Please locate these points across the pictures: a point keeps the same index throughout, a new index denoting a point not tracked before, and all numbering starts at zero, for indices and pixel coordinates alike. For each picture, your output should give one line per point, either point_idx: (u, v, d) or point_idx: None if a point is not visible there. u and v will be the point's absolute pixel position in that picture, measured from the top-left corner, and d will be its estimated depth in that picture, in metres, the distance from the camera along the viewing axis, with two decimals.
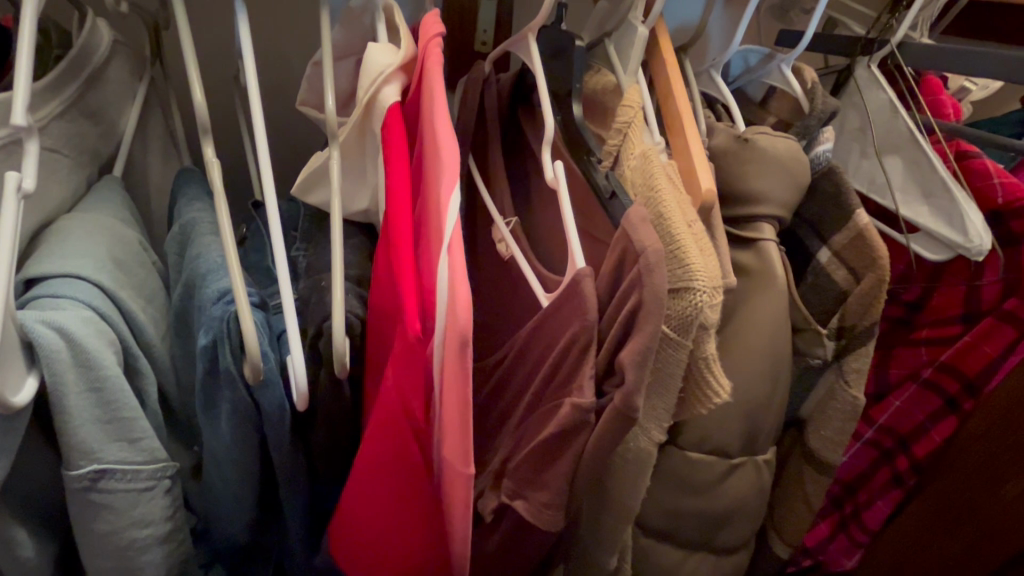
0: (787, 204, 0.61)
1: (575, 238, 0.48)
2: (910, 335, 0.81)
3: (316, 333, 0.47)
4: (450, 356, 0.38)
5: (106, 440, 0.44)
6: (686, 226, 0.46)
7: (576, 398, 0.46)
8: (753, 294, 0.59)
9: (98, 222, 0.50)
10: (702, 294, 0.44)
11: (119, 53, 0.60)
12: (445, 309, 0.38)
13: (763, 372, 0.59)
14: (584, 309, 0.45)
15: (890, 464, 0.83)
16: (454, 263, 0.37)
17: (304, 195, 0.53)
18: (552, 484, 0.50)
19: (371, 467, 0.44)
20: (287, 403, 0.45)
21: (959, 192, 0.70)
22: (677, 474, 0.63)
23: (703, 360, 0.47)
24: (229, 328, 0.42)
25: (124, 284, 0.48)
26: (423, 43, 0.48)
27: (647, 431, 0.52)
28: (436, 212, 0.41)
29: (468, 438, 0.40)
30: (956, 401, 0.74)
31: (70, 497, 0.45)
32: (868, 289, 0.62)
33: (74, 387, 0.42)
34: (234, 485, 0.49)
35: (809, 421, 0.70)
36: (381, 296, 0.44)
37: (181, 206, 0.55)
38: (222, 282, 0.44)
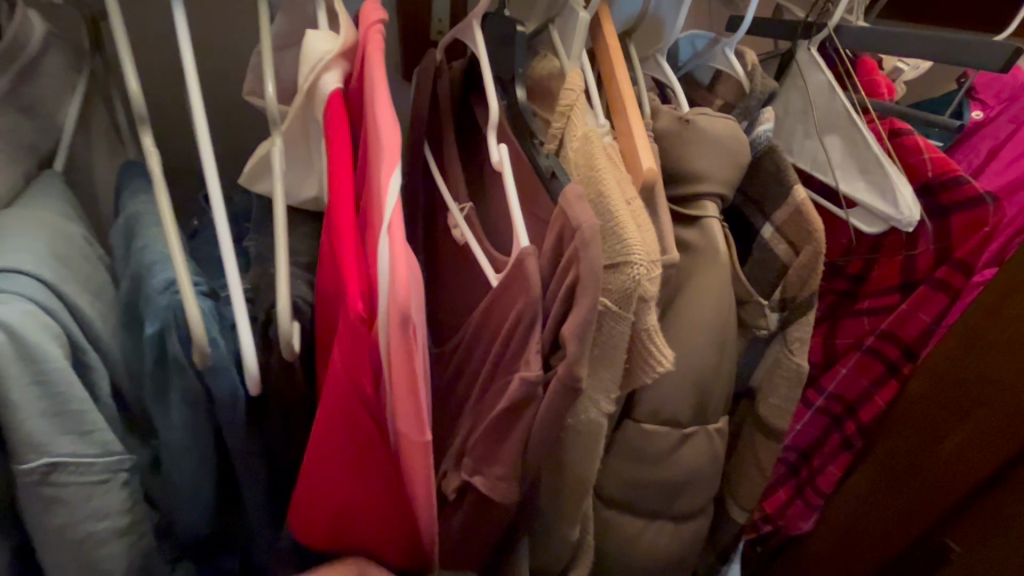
0: (728, 182, 0.63)
1: (520, 219, 0.49)
2: (853, 308, 0.85)
3: (269, 320, 0.48)
4: (393, 335, 0.39)
5: (56, 434, 0.44)
6: (625, 203, 0.48)
7: (524, 372, 0.47)
8: (696, 268, 0.62)
9: (39, 218, 0.50)
10: (639, 268, 0.46)
11: (55, 45, 0.59)
12: (385, 290, 0.38)
13: (708, 344, 0.61)
14: (529, 287, 0.46)
15: (841, 430, 0.87)
16: (393, 243, 0.38)
17: (250, 185, 0.53)
18: (506, 457, 0.52)
19: (324, 447, 0.44)
20: (239, 389, 0.45)
21: (891, 166, 0.73)
22: (634, 447, 0.65)
23: (644, 331, 0.49)
24: (176, 316, 0.43)
25: (69, 279, 0.48)
26: (363, 29, 0.49)
27: (595, 402, 0.53)
28: (376, 194, 0.41)
29: (419, 414, 0.41)
30: (896, 366, 0.79)
31: (23, 493, 0.45)
32: (805, 260, 0.65)
33: (19, 381, 0.42)
34: (192, 474, 0.49)
35: (758, 390, 0.73)
36: (327, 281, 0.44)
37: (125, 200, 0.55)
38: (168, 272, 0.44)
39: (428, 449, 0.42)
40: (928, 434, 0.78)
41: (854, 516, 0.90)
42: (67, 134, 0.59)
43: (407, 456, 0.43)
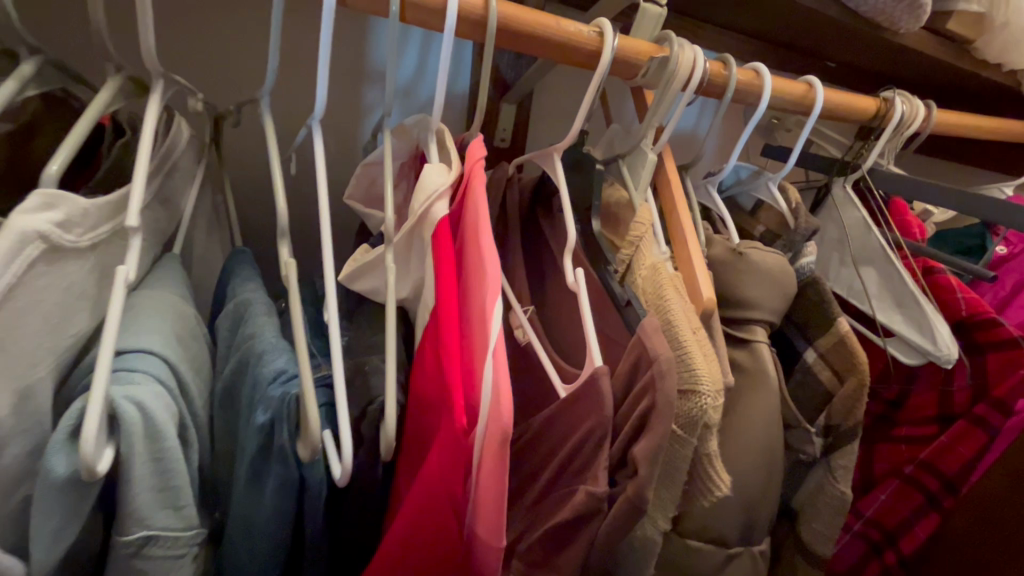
0: (777, 311, 0.68)
1: (594, 339, 0.54)
2: (891, 433, 0.87)
3: (361, 414, 0.51)
4: (491, 446, 0.43)
5: (156, 508, 0.47)
6: (691, 332, 0.53)
7: (591, 486, 0.50)
8: (749, 391, 0.65)
9: (165, 300, 0.56)
10: (707, 398, 0.50)
11: (191, 146, 0.67)
12: (488, 408, 0.43)
13: (759, 466, 0.63)
14: (601, 406, 0.50)
15: (880, 559, 0.84)
16: (498, 366, 0.43)
17: (351, 281, 0.59)
18: (564, 567, 0.53)
19: (402, 541, 0.46)
20: (326, 479, 0.49)
21: (928, 304, 0.78)
22: (679, 563, 0.65)
23: (706, 457, 0.52)
24: (288, 408, 0.47)
25: (183, 359, 0.53)
26: (469, 163, 0.56)
27: (653, 520, 0.55)
28: (480, 316, 0.47)
29: (499, 522, 0.44)
30: (937, 499, 0.78)
31: (112, 561, 0.47)
32: (850, 391, 0.68)
33: (140, 457, 0.45)
34: (260, 557, 0.51)
35: (800, 512, 0.74)
36: (424, 386, 0.48)
37: (235, 286, 0.62)
38: (278, 362, 0.49)
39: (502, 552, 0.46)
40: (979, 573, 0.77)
41: None
42: (186, 218, 0.66)
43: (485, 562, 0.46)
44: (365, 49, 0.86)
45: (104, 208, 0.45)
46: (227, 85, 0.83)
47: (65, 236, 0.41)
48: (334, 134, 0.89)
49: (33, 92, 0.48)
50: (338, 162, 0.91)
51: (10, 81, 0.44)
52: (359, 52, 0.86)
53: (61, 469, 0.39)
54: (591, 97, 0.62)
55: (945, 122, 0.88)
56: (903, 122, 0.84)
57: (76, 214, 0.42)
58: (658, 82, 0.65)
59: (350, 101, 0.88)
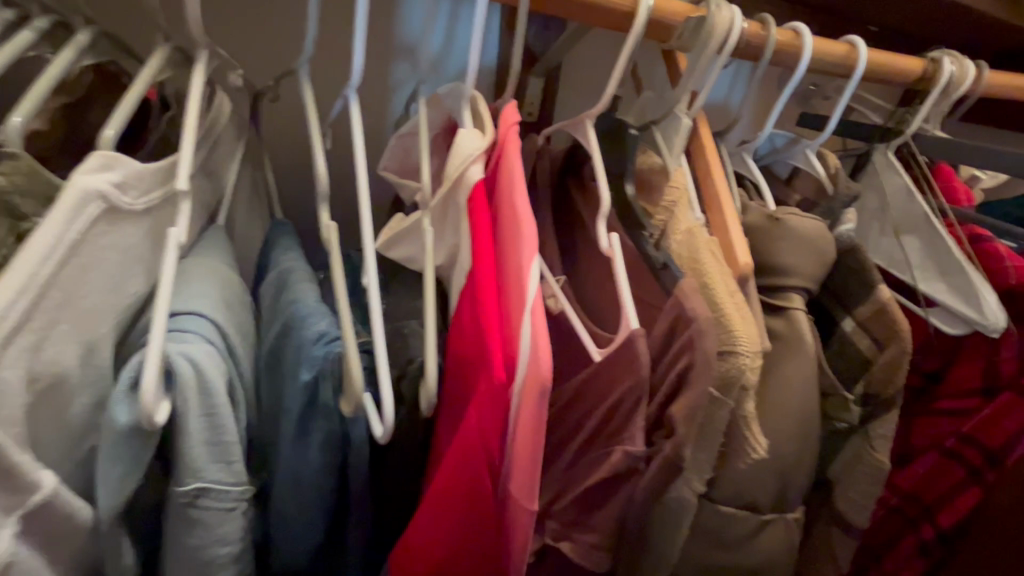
0: (814, 277, 0.67)
1: (630, 302, 0.54)
2: (929, 405, 0.85)
3: (399, 375, 0.53)
4: (528, 400, 0.44)
5: (210, 461, 0.50)
6: (730, 296, 0.52)
7: (628, 446, 0.51)
8: (784, 358, 0.64)
9: (212, 268, 0.58)
10: (745, 358, 0.50)
11: (232, 120, 0.69)
12: (526, 362, 0.43)
13: (794, 433, 0.63)
14: (638, 367, 0.50)
15: (917, 533, 0.82)
16: (536, 322, 0.43)
17: (386, 249, 0.60)
18: (600, 526, 0.54)
19: (442, 495, 0.47)
20: (369, 437, 0.51)
21: (974, 272, 0.75)
22: (710, 529, 0.65)
23: (743, 417, 0.52)
24: (331, 366, 0.49)
25: (230, 322, 0.55)
26: (503, 128, 0.57)
27: (689, 481, 0.54)
28: (517, 276, 0.48)
29: (535, 481, 0.45)
30: (979, 472, 0.76)
31: (171, 510, 0.50)
32: (890, 359, 0.67)
33: (194, 412, 0.48)
34: (306, 511, 0.53)
35: (835, 483, 0.73)
36: (460, 346, 0.49)
37: (276, 255, 0.64)
38: (321, 325, 0.51)
39: (535, 511, 0.46)
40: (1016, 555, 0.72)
41: None
42: (229, 192, 0.68)
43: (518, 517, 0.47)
44: (396, 23, 0.86)
45: (155, 173, 0.46)
46: (262, 61, 0.84)
47: (121, 197, 0.42)
48: (366, 109, 0.90)
49: (87, 62, 0.50)
50: (370, 138, 0.92)
51: (68, 52, 0.47)
52: (390, 26, 0.86)
53: (123, 419, 0.41)
54: (624, 59, 0.60)
55: (996, 82, 0.84)
56: (953, 83, 0.80)
57: (131, 177, 0.43)
58: (694, 44, 0.63)
59: (381, 76, 0.89)
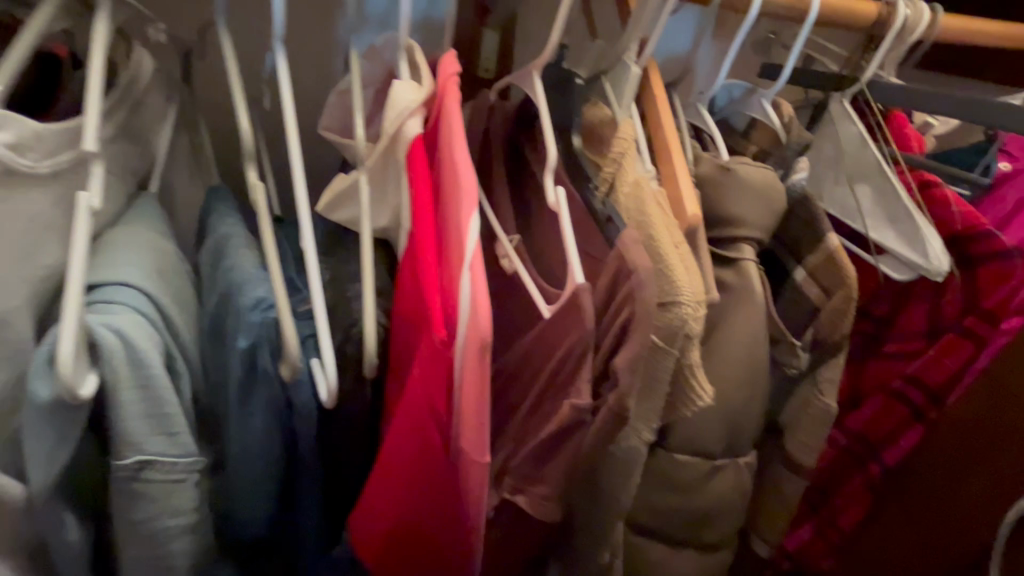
0: (766, 227, 0.67)
1: (575, 257, 0.54)
2: (881, 350, 0.87)
3: (343, 337, 0.52)
4: (469, 357, 0.43)
5: (150, 433, 0.49)
6: (674, 247, 0.52)
7: (575, 399, 0.51)
8: (733, 307, 0.65)
9: (143, 237, 0.56)
10: (686, 308, 0.50)
11: (157, 80, 0.65)
12: (465, 319, 0.43)
13: (743, 380, 0.64)
14: (583, 321, 0.50)
15: (865, 471, 0.86)
16: (473, 276, 0.42)
17: (329, 212, 0.59)
18: (549, 478, 0.55)
19: (396, 454, 0.48)
20: (315, 403, 0.50)
21: (921, 217, 0.76)
22: (665, 475, 0.67)
23: (688, 366, 0.53)
24: (268, 331, 0.48)
25: (166, 292, 0.53)
26: (441, 81, 0.55)
27: (637, 431, 0.55)
28: (456, 232, 0.46)
29: (483, 437, 0.45)
30: (923, 410, 0.80)
31: (114, 484, 0.49)
32: (837, 304, 0.68)
33: (126, 384, 0.47)
34: (258, 478, 0.53)
35: (786, 426, 0.76)
36: (405, 306, 0.48)
37: (213, 221, 0.61)
38: (258, 291, 0.50)
39: (487, 470, 0.46)
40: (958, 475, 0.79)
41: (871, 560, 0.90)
42: (161, 158, 0.65)
43: (468, 477, 0.46)
44: None
45: (61, 136, 0.44)
46: (191, 16, 0.79)
47: (19, 158, 0.41)
48: (309, 66, 0.85)
49: None
50: (315, 97, 0.87)
51: None
52: None
53: (44, 393, 0.40)
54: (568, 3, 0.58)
55: (949, 27, 0.83)
56: (906, 27, 0.79)
57: (27, 137, 0.42)
58: None
59: (321, 28, 0.83)
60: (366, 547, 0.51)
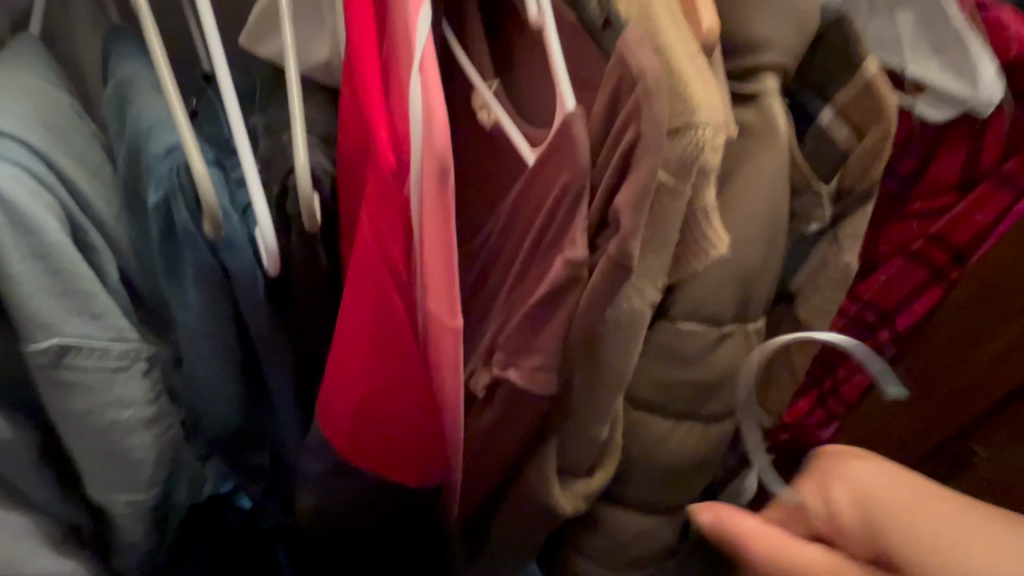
0: (793, 52, 0.56)
1: (564, 79, 0.43)
2: (904, 209, 0.75)
3: (283, 192, 0.43)
4: (428, 192, 0.34)
5: (65, 314, 0.41)
6: (688, 58, 0.42)
7: (569, 253, 0.43)
8: (755, 152, 0.55)
9: (18, 80, 0.45)
10: (705, 131, 0.40)
11: None
12: (419, 142, 0.33)
13: (759, 235, 0.56)
14: (576, 156, 0.41)
15: (873, 339, 0.78)
16: (426, 82, 0.32)
17: (253, 45, 0.48)
18: (544, 347, 0.49)
19: (350, 324, 0.40)
20: (259, 269, 0.42)
21: (975, 40, 0.64)
22: (667, 347, 0.62)
23: (701, 210, 0.44)
24: (181, 181, 0.39)
25: (60, 149, 0.44)
26: None
27: (640, 290, 0.48)
28: (402, 35, 0.36)
29: (451, 296, 0.38)
30: (942, 271, 0.71)
31: (37, 374, 0.43)
32: (871, 145, 0.58)
33: (16, 253, 0.38)
34: (210, 363, 0.47)
35: (799, 291, 0.69)
36: (348, 144, 0.39)
37: (114, 64, 0.49)
38: (169, 137, 0.40)
39: (460, 333, 0.39)
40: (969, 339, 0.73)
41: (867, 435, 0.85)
42: None
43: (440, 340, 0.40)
44: None
45: None
46: None
47: None
48: None
49: None
50: None
51: None
52: None
53: None
54: None
55: None
56: None
57: None
58: None
59: None
60: (331, 429, 0.46)
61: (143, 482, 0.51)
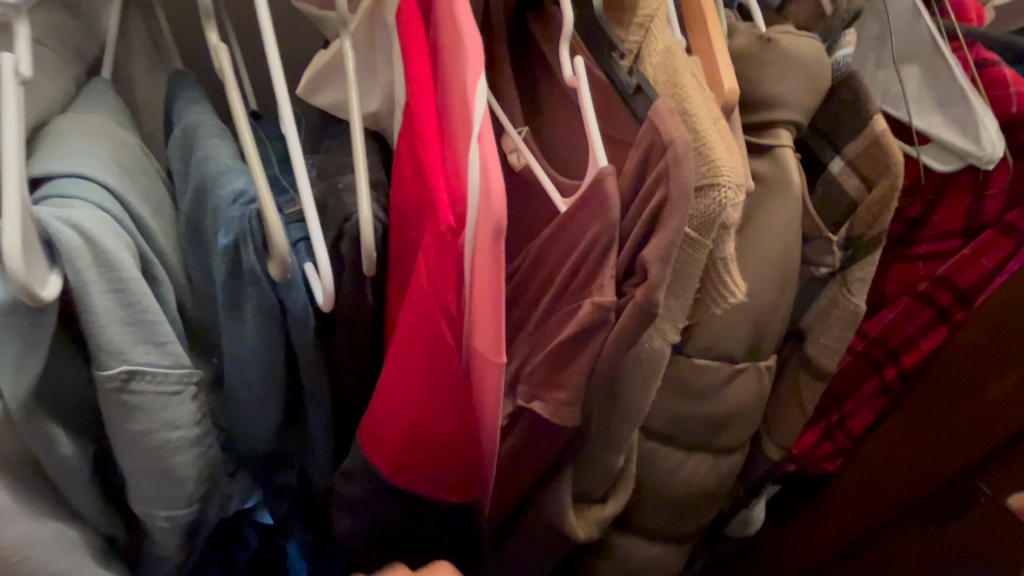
0: (806, 109, 0.60)
1: (598, 137, 0.47)
2: (908, 253, 0.78)
3: (337, 235, 0.46)
4: (482, 245, 0.38)
5: (133, 342, 0.45)
6: (712, 123, 0.45)
7: (597, 297, 0.47)
8: (768, 201, 0.59)
9: (96, 125, 0.49)
10: (728, 191, 0.44)
11: None
12: (475, 202, 0.37)
13: (773, 280, 0.60)
14: (608, 210, 0.45)
15: (879, 375, 0.82)
16: (485, 150, 0.36)
17: (308, 96, 0.52)
18: (569, 381, 0.52)
19: (402, 360, 0.44)
20: (310, 304, 0.46)
21: (977, 99, 0.67)
22: (682, 382, 0.64)
23: (721, 260, 0.48)
24: (251, 225, 0.43)
25: (132, 189, 0.48)
26: None
27: (662, 331, 0.52)
28: (458, 103, 0.39)
29: (499, 336, 0.41)
30: (948, 312, 0.74)
31: (103, 397, 0.46)
32: (879, 197, 0.63)
33: (98, 287, 0.42)
34: (259, 391, 0.50)
35: (809, 329, 0.72)
36: (404, 196, 0.43)
37: (179, 109, 0.53)
38: (237, 184, 0.44)
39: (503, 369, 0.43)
40: (955, 376, 0.75)
41: (873, 471, 0.86)
42: (111, 40, 0.56)
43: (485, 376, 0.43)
44: None
45: None
46: None
47: None
48: None
49: None
50: None
51: None
52: None
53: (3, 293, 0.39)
54: None
55: None
56: None
57: None
58: None
59: None
60: (376, 455, 0.49)
61: (184, 498, 0.54)
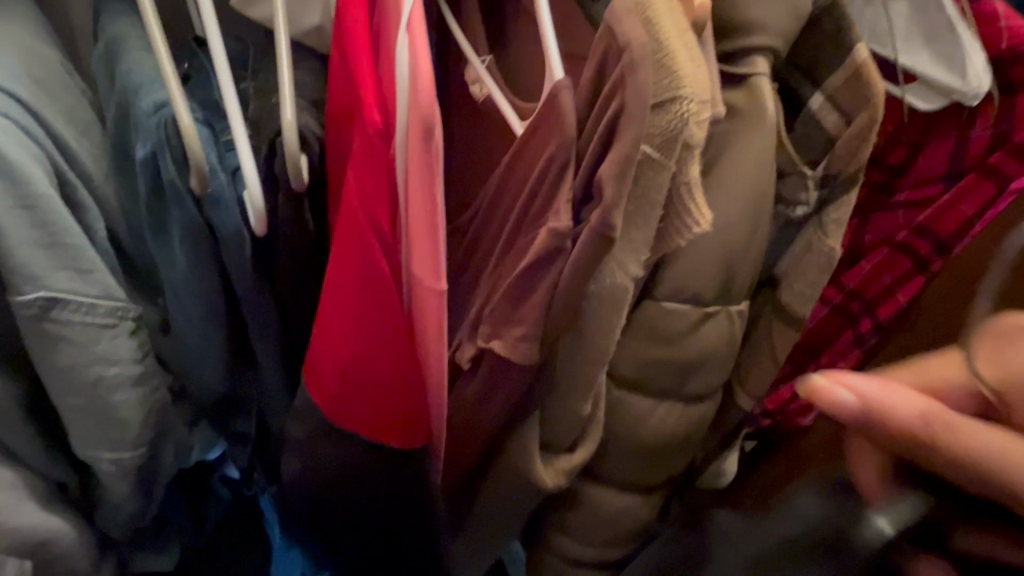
0: (783, 34, 0.56)
1: (554, 49, 0.43)
2: (889, 202, 0.76)
3: (272, 152, 0.44)
4: (413, 149, 0.35)
5: (51, 267, 0.42)
6: (678, 32, 0.41)
7: (553, 222, 0.44)
8: (742, 133, 0.56)
9: (11, 33, 0.45)
10: (690, 104, 0.41)
11: None
12: (404, 100, 0.35)
13: (745, 217, 0.57)
14: (563, 125, 0.42)
15: (853, 327, 0.77)
16: (412, 43, 0.34)
17: (245, 7, 0.48)
18: (527, 316, 0.49)
19: (337, 285, 0.42)
20: (245, 228, 0.43)
21: (964, 32, 0.65)
22: (650, 326, 0.63)
23: (685, 184, 0.45)
24: (168, 134, 0.39)
25: (49, 104, 0.44)
26: None
27: (622, 264, 0.48)
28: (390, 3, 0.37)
29: (436, 256, 0.38)
30: (926, 260, 0.71)
31: (25, 328, 0.43)
32: (860, 130, 0.59)
33: (3, 202, 0.39)
34: (197, 323, 0.47)
35: (783, 276, 0.69)
36: (337, 111, 0.41)
37: (105, 20, 0.49)
38: (157, 94, 0.40)
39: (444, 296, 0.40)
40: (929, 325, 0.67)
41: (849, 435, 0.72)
42: None
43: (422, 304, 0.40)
44: None
45: None
46: None
47: None
48: None
49: None
50: None
51: None
52: None
53: None
54: None
55: None
56: None
57: None
58: None
59: None
60: (317, 393, 0.47)
61: (129, 441, 0.52)
